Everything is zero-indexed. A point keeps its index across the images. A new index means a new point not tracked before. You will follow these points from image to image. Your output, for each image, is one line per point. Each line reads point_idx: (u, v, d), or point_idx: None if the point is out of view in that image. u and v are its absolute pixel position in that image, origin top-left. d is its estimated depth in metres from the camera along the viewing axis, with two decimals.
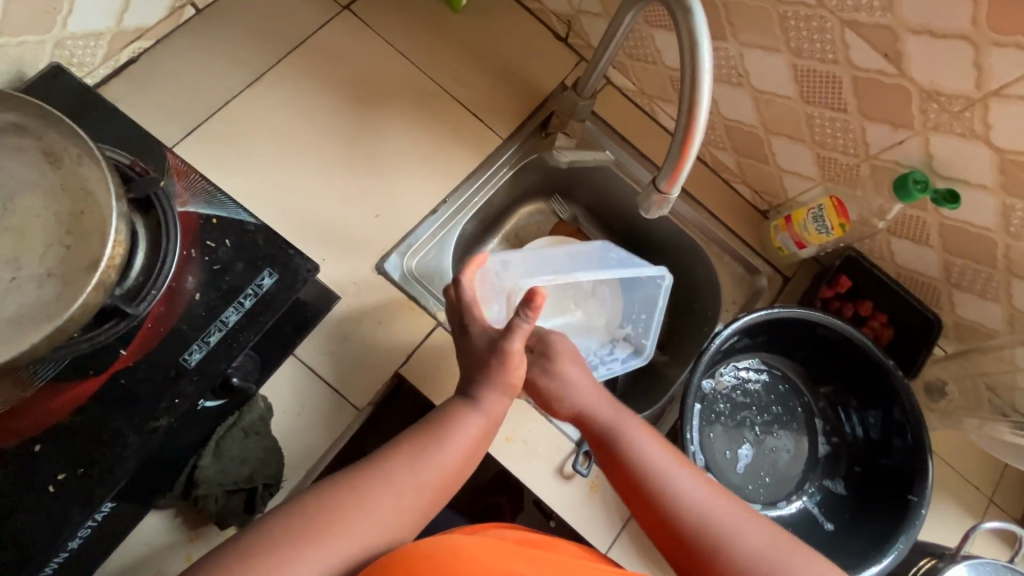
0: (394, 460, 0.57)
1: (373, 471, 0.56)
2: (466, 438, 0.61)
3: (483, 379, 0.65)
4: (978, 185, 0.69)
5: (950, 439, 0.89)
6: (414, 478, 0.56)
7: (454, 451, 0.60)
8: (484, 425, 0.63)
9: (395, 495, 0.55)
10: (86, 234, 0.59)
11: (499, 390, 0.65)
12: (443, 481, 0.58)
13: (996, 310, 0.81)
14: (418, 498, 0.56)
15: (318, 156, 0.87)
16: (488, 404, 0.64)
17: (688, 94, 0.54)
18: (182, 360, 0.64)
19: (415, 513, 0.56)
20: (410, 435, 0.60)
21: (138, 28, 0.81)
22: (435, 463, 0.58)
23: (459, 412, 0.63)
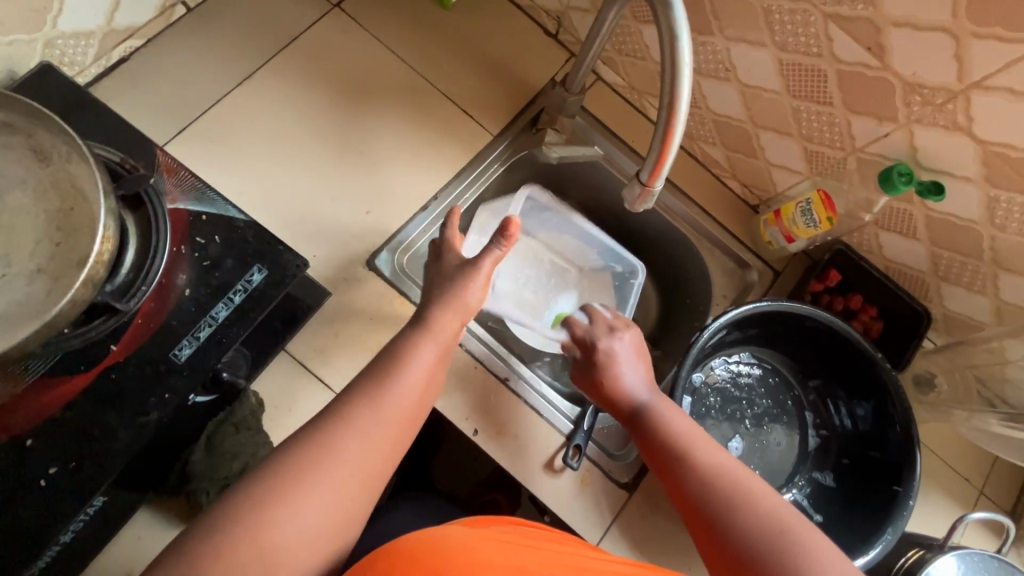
0: (354, 398, 0.57)
1: (337, 412, 0.56)
2: (422, 363, 0.62)
3: (436, 299, 0.68)
4: (962, 177, 0.70)
5: (940, 431, 0.89)
6: (375, 415, 0.56)
7: (411, 377, 0.60)
8: (438, 348, 0.65)
9: (363, 430, 0.55)
10: (77, 230, 0.59)
11: (452, 309, 0.68)
12: (411, 408, 0.59)
13: (984, 302, 0.81)
14: (386, 428, 0.56)
15: (309, 152, 0.87)
16: (440, 327, 0.66)
17: (669, 87, 0.55)
18: (172, 355, 0.65)
19: (388, 442, 0.56)
20: (366, 375, 0.60)
21: (129, 27, 0.82)
22: (393, 397, 0.58)
23: (410, 343, 0.64)
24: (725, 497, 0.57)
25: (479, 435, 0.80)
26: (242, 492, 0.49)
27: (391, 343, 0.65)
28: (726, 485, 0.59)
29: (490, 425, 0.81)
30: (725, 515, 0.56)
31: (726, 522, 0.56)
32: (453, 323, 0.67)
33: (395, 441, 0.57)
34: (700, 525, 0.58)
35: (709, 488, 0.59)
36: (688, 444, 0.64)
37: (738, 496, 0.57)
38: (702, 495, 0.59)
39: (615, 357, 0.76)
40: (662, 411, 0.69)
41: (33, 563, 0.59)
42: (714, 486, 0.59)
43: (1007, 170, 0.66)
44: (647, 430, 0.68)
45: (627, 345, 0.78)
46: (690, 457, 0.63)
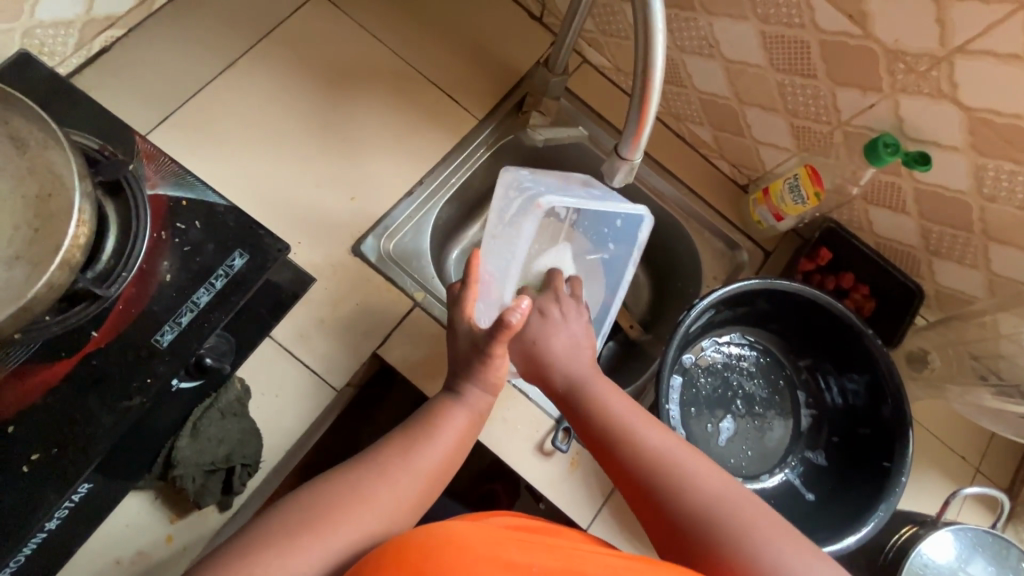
0: (388, 451, 0.60)
1: (369, 461, 0.59)
2: (453, 429, 0.63)
3: (462, 371, 0.66)
4: (948, 146, 0.69)
5: (934, 409, 0.88)
6: (404, 470, 0.59)
7: (442, 441, 0.62)
8: (471, 416, 0.65)
9: (393, 482, 0.57)
10: (53, 215, 0.59)
11: (484, 386, 0.66)
12: (439, 469, 0.61)
13: (976, 275, 0.80)
14: (414, 487, 0.58)
15: (293, 139, 0.87)
16: (474, 399, 0.66)
17: (643, 54, 0.54)
18: (154, 341, 0.65)
19: (414, 499, 0.58)
20: (399, 432, 0.62)
21: (109, 16, 0.81)
22: (423, 454, 0.60)
23: (444, 406, 0.65)
24: (663, 476, 0.58)
25: None
26: None
27: (426, 405, 0.66)
28: (665, 469, 0.58)
29: None
30: (665, 494, 0.57)
31: (665, 500, 0.57)
32: (487, 397, 0.67)
33: (420, 498, 0.59)
34: (644, 504, 0.59)
35: (649, 467, 0.59)
36: (623, 421, 0.63)
37: (676, 473, 0.58)
38: (641, 474, 0.59)
39: (545, 329, 0.72)
40: (592, 387, 0.67)
41: (19, 550, 0.59)
42: (652, 465, 0.59)
43: (993, 137, 0.65)
44: (581, 408, 0.66)
45: (556, 311, 0.75)
46: (627, 435, 0.62)
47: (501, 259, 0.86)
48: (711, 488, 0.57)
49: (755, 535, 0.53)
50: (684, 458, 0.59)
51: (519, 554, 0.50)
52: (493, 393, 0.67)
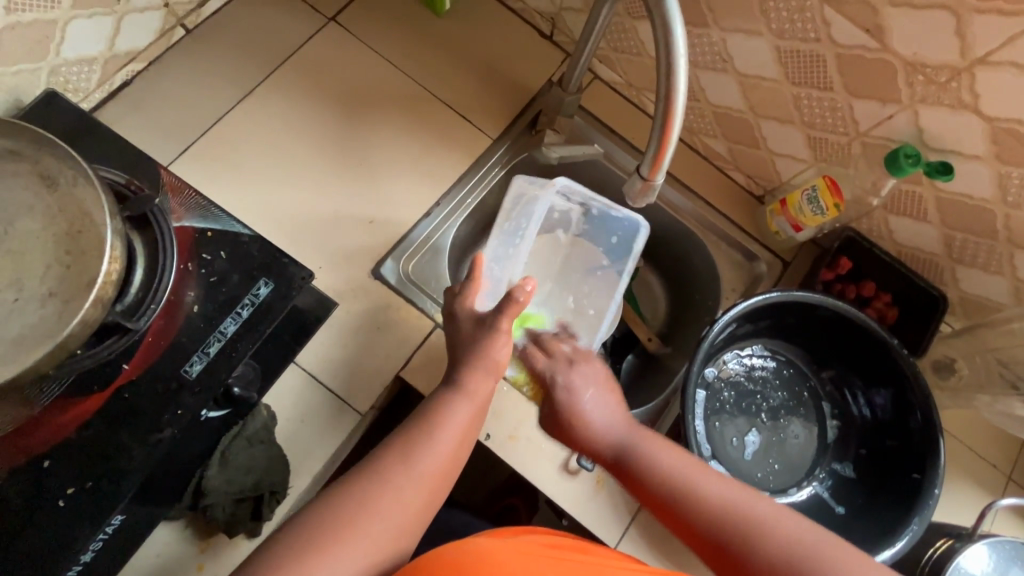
0: (392, 452, 0.59)
1: (374, 465, 0.58)
2: (455, 424, 0.63)
3: (465, 360, 0.68)
4: (970, 155, 0.68)
5: (963, 417, 0.87)
6: (409, 471, 0.58)
7: (445, 437, 0.62)
8: (473, 409, 0.65)
9: (401, 485, 0.57)
10: (87, 253, 0.60)
11: (483, 370, 0.67)
12: (443, 468, 0.60)
13: (1002, 282, 0.79)
14: (420, 490, 0.58)
15: (311, 165, 0.88)
16: (473, 387, 0.66)
17: (665, 80, 0.54)
18: (183, 372, 0.66)
19: (423, 499, 0.58)
20: (402, 432, 0.62)
21: (130, 51, 0.83)
22: (428, 452, 0.60)
23: (444, 401, 0.65)
24: (747, 538, 0.53)
25: (491, 439, 0.80)
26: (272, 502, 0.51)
27: (426, 401, 0.66)
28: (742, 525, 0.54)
29: (504, 428, 0.81)
30: (751, 559, 0.52)
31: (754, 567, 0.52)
32: (487, 382, 0.68)
33: (428, 498, 0.59)
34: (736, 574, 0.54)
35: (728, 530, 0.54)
36: (687, 483, 0.58)
37: (759, 533, 0.53)
38: (719, 539, 0.54)
39: (578, 398, 0.67)
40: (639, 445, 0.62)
41: None
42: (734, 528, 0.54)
43: (1017, 146, 0.65)
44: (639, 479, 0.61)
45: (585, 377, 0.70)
46: (697, 499, 0.57)
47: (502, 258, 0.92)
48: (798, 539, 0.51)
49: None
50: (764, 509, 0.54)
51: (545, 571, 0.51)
52: (489, 378, 0.68)
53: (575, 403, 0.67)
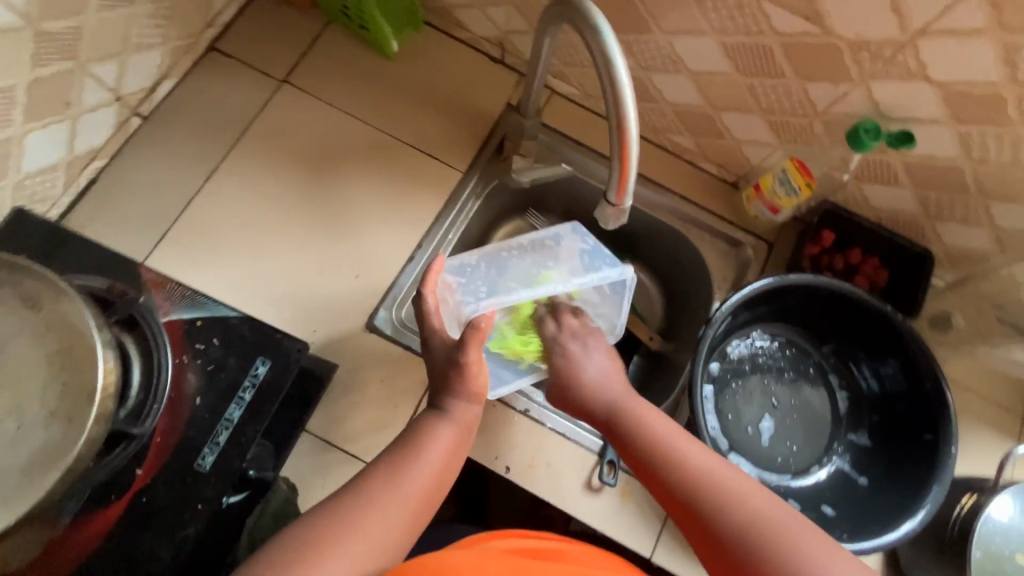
0: (377, 475, 0.58)
1: (359, 488, 0.56)
2: (438, 447, 0.62)
3: (444, 387, 0.68)
4: (929, 120, 0.70)
5: (969, 367, 0.88)
6: (394, 494, 0.56)
7: (430, 458, 0.61)
8: (459, 431, 0.66)
9: (382, 505, 0.55)
10: (80, 368, 0.60)
11: (466, 396, 0.67)
12: (429, 489, 0.59)
13: (983, 233, 0.80)
14: (403, 512, 0.56)
15: (288, 230, 0.88)
16: (458, 413, 0.66)
17: (615, 111, 0.56)
18: (197, 465, 0.67)
19: (409, 520, 0.56)
20: (385, 456, 0.61)
21: (90, 150, 0.83)
22: (416, 473, 0.59)
23: (429, 423, 0.65)
24: (705, 490, 0.57)
25: (512, 471, 0.81)
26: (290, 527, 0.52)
27: (409, 426, 0.66)
28: (706, 488, 0.57)
29: (522, 458, 0.82)
30: (710, 509, 0.56)
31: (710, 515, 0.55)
32: (471, 408, 0.68)
33: (412, 522, 0.56)
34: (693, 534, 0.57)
35: (693, 486, 0.58)
36: (667, 440, 0.63)
37: (719, 489, 0.57)
38: (687, 499, 0.58)
39: (577, 364, 0.75)
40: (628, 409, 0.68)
41: None
42: (696, 482, 0.58)
43: (972, 105, 0.66)
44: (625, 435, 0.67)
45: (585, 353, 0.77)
46: (672, 452, 0.62)
47: (505, 270, 0.83)
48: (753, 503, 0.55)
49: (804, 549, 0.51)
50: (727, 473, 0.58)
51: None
52: (477, 405, 0.68)
53: (575, 368, 0.75)
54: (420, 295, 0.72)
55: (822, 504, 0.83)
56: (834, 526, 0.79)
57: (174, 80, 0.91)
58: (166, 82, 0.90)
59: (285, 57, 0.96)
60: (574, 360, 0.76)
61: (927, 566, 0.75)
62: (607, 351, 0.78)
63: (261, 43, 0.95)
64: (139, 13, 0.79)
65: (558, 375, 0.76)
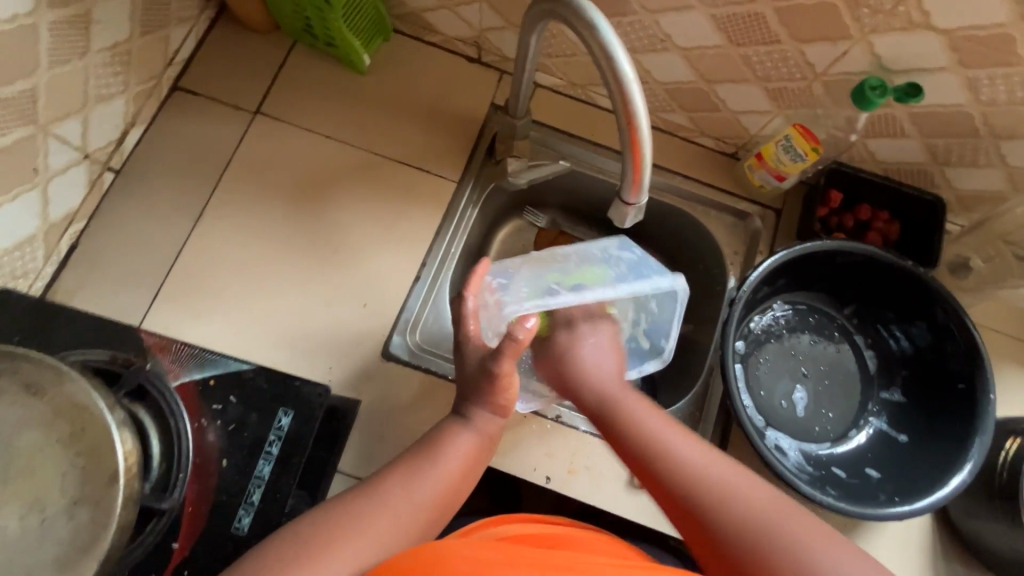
0: (390, 477, 0.55)
1: (371, 487, 0.54)
2: (458, 456, 0.59)
3: (472, 397, 0.63)
4: (936, 69, 0.70)
5: (993, 308, 0.87)
6: (404, 497, 0.54)
7: (445, 464, 0.58)
8: (478, 443, 0.61)
9: (392, 509, 0.53)
10: (98, 449, 0.56)
11: (490, 408, 0.62)
12: (442, 496, 0.56)
13: (993, 173, 0.79)
14: (414, 516, 0.53)
15: (285, 266, 0.84)
16: (479, 422, 0.62)
17: (623, 109, 0.54)
18: (234, 530, 0.65)
19: (419, 524, 0.53)
20: (403, 459, 0.58)
21: (67, 214, 0.79)
22: (430, 474, 0.56)
23: (449, 433, 0.61)
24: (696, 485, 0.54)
25: (552, 481, 0.79)
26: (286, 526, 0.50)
27: (426, 434, 0.62)
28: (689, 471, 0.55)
29: (560, 467, 0.80)
30: (706, 503, 0.53)
31: (706, 509, 0.52)
32: (496, 420, 0.64)
33: (420, 530, 0.54)
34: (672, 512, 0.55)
35: (687, 478, 0.55)
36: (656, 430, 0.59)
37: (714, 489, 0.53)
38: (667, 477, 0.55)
39: (571, 347, 0.73)
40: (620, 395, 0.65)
41: None
42: (684, 473, 0.55)
43: (978, 49, 0.66)
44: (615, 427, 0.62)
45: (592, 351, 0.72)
46: (659, 442, 0.58)
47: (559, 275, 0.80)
48: (746, 493, 0.52)
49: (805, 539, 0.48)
50: (724, 472, 0.55)
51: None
52: (500, 418, 0.64)
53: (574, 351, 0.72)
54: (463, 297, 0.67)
55: (865, 467, 0.83)
56: (881, 489, 0.78)
57: (142, 127, 0.86)
58: (134, 130, 0.85)
59: (253, 86, 0.91)
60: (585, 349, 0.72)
61: (984, 516, 0.74)
62: (605, 336, 0.75)
63: (225, 74, 0.91)
64: (95, 62, 0.75)
65: (555, 355, 0.73)
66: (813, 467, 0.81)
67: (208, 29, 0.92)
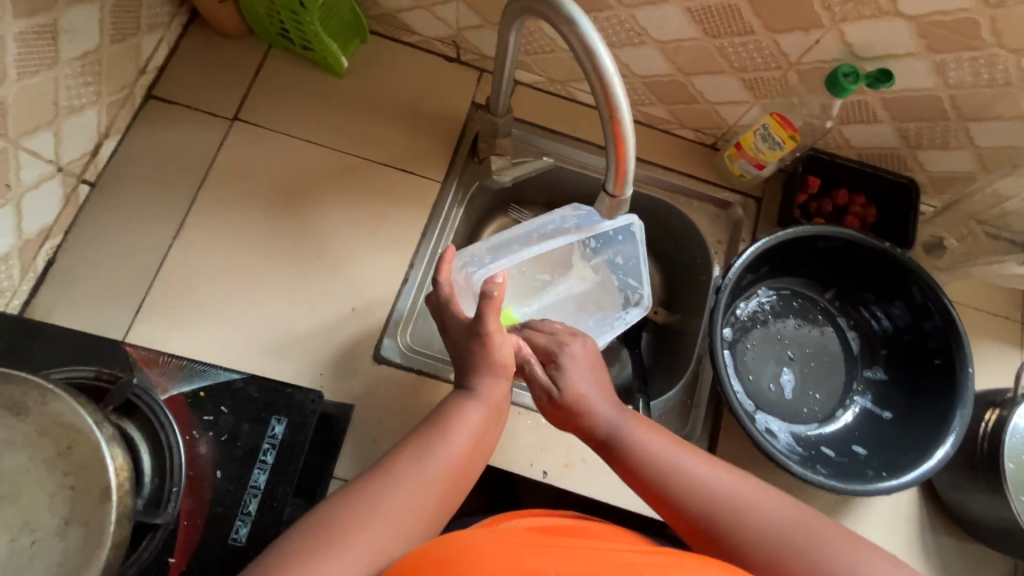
0: (402, 456, 0.54)
1: (383, 468, 0.54)
2: (468, 427, 0.58)
3: (469, 365, 0.63)
4: (904, 55, 0.72)
5: (967, 285, 0.90)
6: (417, 476, 0.53)
7: (456, 438, 0.57)
8: (487, 412, 0.61)
9: (407, 489, 0.52)
10: (89, 466, 0.55)
11: (493, 375, 0.62)
12: (456, 470, 0.56)
13: (962, 154, 0.82)
14: (430, 493, 0.53)
15: (269, 273, 0.84)
16: (486, 390, 0.61)
17: (605, 102, 0.55)
18: (232, 540, 0.64)
19: (435, 500, 0.53)
20: (413, 436, 0.57)
21: (42, 229, 0.77)
22: (441, 451, 0.55)
23: (456, 406, 0.60)
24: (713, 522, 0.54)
25: (549, 475, 0.79)
26: (297, 525, 0.49)
27: (436, 409, 0.61)
28: (720, 508, 0.54)
29: (556, 461, 0.80)
30: (732, 540, 0.53)
31: (733, 547, 0.53)
32: (500, 384, 0.63)
33: (437, 507, 0.53)
34: (709, 548, 0.55)
35: (705, 510, 0.54)
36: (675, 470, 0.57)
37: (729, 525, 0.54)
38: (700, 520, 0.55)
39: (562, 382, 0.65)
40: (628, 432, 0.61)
41: None
42: (715, 514, 0.54)
43: (945, 34, 0.68)
44: (630, 467, 0.60)
45: (584, 382, 0.65)
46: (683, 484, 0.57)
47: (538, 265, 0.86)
48: (776, 520, 0.53)
49: (829, 552, 0.50)
50: (740, 494, 0.55)
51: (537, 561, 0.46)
52: (505, 381, 0.63)
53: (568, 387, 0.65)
54: (437, 282, 0.67)
55: (852, 445, 0.85)
56: (869, 465, 0.80)
57: (116, 138, 0.85)
58: (108, 141, 0.84)
59: (230, 93, 0.90)
60: (571, 380, 0.65)
61: (967, 486, 0.76)
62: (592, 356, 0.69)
63: (200, 82, 0.89)
64: (65, 72, 0.73)
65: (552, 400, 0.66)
66: (803, 447, 0.83)
67: (181, 35, 0.90)
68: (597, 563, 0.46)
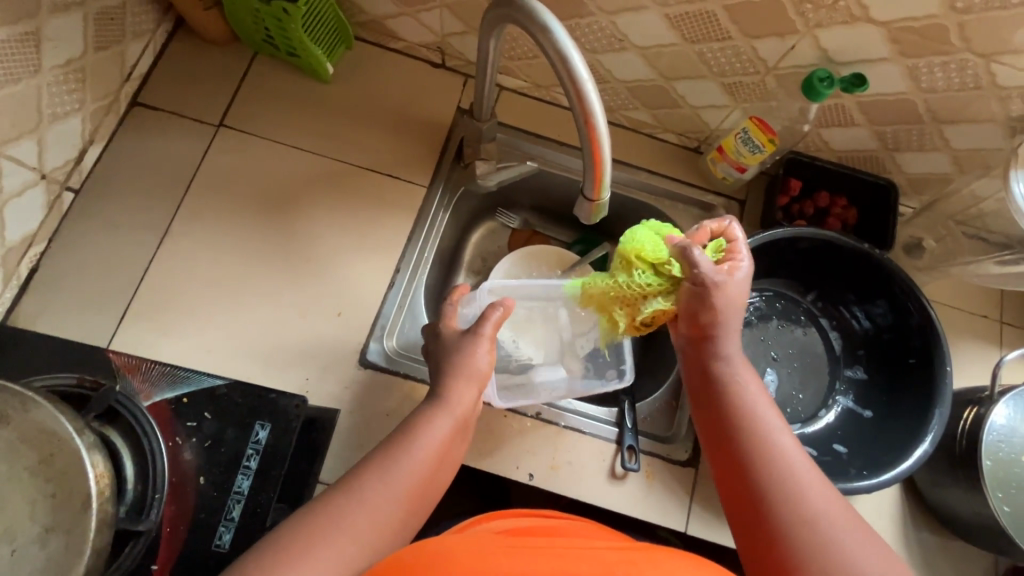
0: (367, 469, 0.54)
1: (352, 477, 0.53)
2: (434, 436, 0.58)
3: (443, 372, 0.62)
4: (878, 59, 0.73)
5: (947, 285, 0.91)
6: (382, 490, 0.53)
7: (420, 450, 0.57)
8: (454, 424, 0.60)
9: (371, 501, 0.52)
10: (70, 474, 0.55)
11: (468, 379, 0.62)
12: (422, 482, 0.55)
13: (939, 156, 0.83)
14: (395, 506, 0.53)
15: (254, 279, 0.84)
16: (456, 398, 0.61)
17: (580, 106, 0.55)
18: (215, 547, 0.64)
19: (400, 513, 0.53)
20: (380, 446, 0.57)
21: (25, 237, 0.77)
22: (407, 462, 0.55)
23: (425, 416, 0.59)
24: (778, 488, 0.53)
25: (535, 478, 0.80)
26: (258, 542, 0.48)
27: (404, 419, 0.60)
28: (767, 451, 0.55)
29: (543, 463, 0.81)
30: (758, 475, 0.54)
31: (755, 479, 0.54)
32: (471, 392, 0.62)
33: (404, 518, 0.53)
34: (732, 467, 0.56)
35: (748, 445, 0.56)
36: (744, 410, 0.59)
37: (815, 512, 0.50)
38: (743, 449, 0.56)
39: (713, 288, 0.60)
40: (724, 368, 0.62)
41: None
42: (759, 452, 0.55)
43: (917, 39, 0.70)
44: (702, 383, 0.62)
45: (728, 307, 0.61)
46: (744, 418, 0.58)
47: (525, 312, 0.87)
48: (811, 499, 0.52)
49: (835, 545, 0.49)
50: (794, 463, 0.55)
51: (508, 563, 0.46)
52: (476, 388, 0.62)
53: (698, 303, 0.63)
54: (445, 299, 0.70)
55: (834, 443, 0.86)
56: (851, 463, 0.81)
57: (101, 144, 0.85)
58: (93, 148, 0.84)
59: (216, 100, 0.90)
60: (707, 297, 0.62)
61: (947, 483, 0.77)
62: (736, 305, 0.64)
63: (185, 89, 0.90)
64: (48, 80, 0.73)
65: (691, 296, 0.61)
66: None
67: (166, 42, 0.91)
68: (570, 558, 0.47)
